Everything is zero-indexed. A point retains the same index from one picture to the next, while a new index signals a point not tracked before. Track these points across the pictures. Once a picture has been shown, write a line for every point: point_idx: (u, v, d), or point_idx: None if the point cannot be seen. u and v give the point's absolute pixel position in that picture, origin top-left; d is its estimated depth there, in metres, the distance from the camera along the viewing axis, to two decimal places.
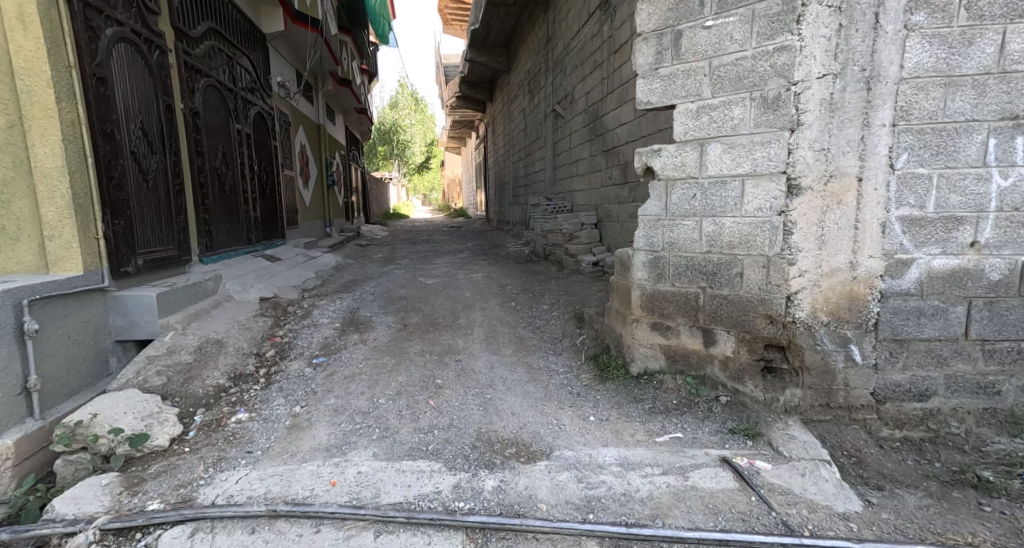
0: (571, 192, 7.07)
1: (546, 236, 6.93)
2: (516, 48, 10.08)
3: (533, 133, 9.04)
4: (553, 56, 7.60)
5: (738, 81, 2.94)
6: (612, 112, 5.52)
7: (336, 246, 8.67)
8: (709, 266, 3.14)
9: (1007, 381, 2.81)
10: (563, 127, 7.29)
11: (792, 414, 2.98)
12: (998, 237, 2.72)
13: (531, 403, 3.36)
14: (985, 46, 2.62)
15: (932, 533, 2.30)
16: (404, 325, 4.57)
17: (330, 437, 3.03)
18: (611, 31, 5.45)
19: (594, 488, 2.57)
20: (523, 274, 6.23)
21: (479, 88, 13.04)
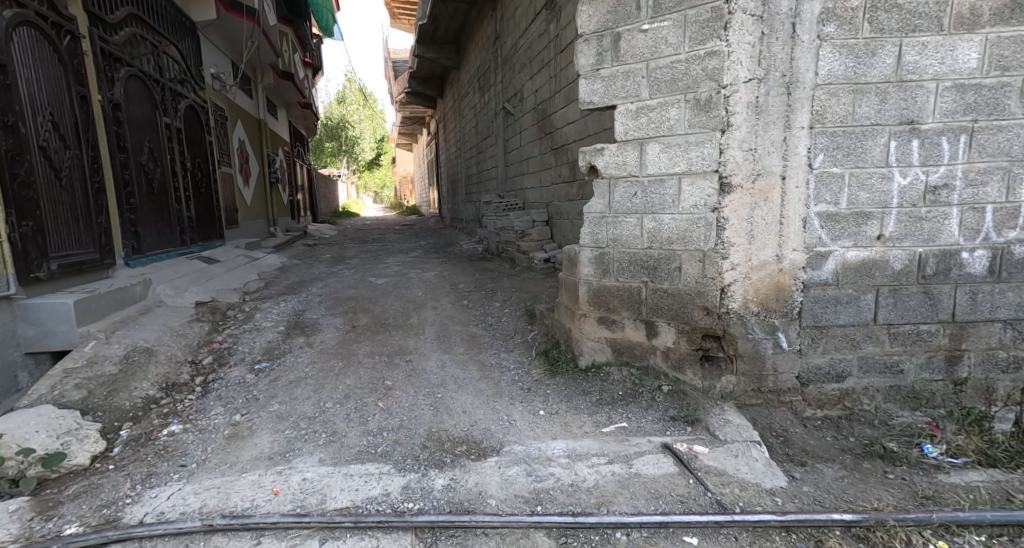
0: (522, 189, 7.16)
1: (498, 233, 7.00)
2: (465, 45, 10.09)
3: (482, 130, 9.10)
4: (501, 54, 7.66)
5: (673, 83, 3.10)
6: (559, 112, 5.65)
7: (282, 247, 8.46)
8: (650, 261, 3.29)
9: (909, 360, 3.09)
10: (513, 125, 7.37)
11: (727, 400, 3.19)
12: (900, 231, 2.99)
13: (481, 400, 3.42)
14: (886, 57, 2.87)
15: (845, 501, 2.51)
16: (353, 327, 4.54)
17: (272, 445, 2.99)
18: (557, 31, 5.57)
19: (542, 481, 2.66)
20: (475, 272, 6.27)
21: (428, 84, 12.94)
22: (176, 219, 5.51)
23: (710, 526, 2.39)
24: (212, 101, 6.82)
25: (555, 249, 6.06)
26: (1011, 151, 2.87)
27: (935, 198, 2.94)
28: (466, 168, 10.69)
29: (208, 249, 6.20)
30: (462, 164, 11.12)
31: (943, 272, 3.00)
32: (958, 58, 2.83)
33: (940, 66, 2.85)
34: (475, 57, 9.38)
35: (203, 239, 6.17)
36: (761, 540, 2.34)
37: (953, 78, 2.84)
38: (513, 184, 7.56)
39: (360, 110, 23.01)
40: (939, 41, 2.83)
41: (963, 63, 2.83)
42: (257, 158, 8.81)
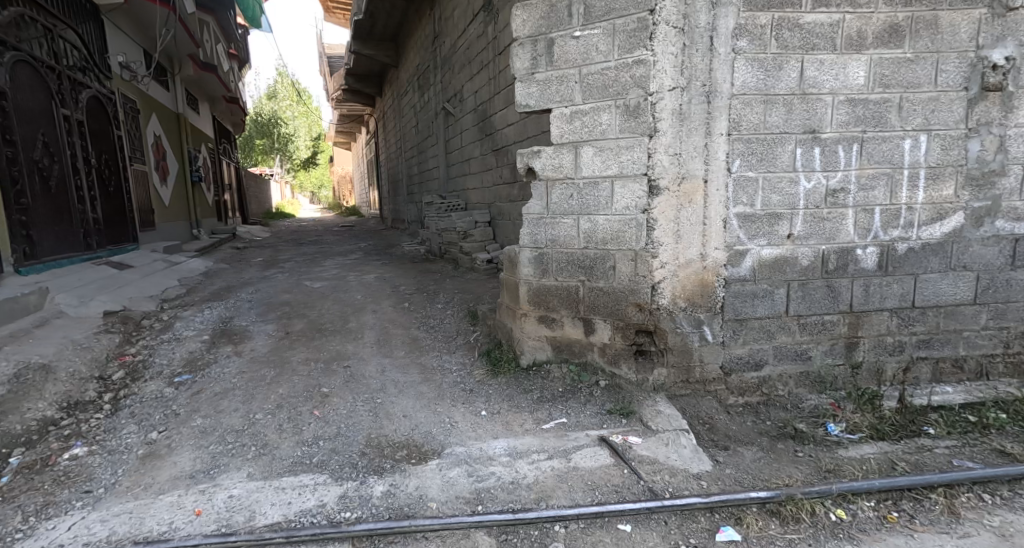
0: (464, 190, 7.21)
1: (441, 234, 7.03)
2: (403, 43, 10.00)
3: (423, 130, 9.06)
4: (441, 53, 7.66)
5: (604, 89, 3.24)
6: (499, 113, 5.74)
7: (208, 250, 8.10)
8: (586, 260, 3.42)
9: (816, 348, 3.39)
10: (453, 125, 7.42)
11: (660, 391, 3.37)
12: (807, 230, 3.27)
13: (423, 403, 3.46)
14: (790, 71, 3.13)
15: (762, 479, 2.74)
16: (286, 333, 4.45)
17: (194, 463, 2.90)
18: (494, 33, 5.66)
19: (483, 480, 2.74)
20: (418, 274, 6.29)
21: (365, 81, 12.70)
22: (79, 220, 5.20)
23: (642, 513, 2.53)
24: (121, 92, 6.44)
25: (497, 249, 6.16)
26: (893, 159, 3.22)
27: (835, 200, 3.24)
28: (407, 168, 10.60)
29: (121, 253, 5.87)
30: (403, 164, 11.02)
31: (843, 267, 3.31)
32: (849, 75, 3.13)
33: (835, 81, 3.14)
34: (413, 55, 9.31)
35: (114, 242, 5.85)
36: (688, 522, 2.50)
37: (845, 93, 3.15)
38: (454, 184, 7.60)
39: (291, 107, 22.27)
40: (833, 59, 3.12)
41: (853, 79, 3.14)
42: (176, 155, 8.39)
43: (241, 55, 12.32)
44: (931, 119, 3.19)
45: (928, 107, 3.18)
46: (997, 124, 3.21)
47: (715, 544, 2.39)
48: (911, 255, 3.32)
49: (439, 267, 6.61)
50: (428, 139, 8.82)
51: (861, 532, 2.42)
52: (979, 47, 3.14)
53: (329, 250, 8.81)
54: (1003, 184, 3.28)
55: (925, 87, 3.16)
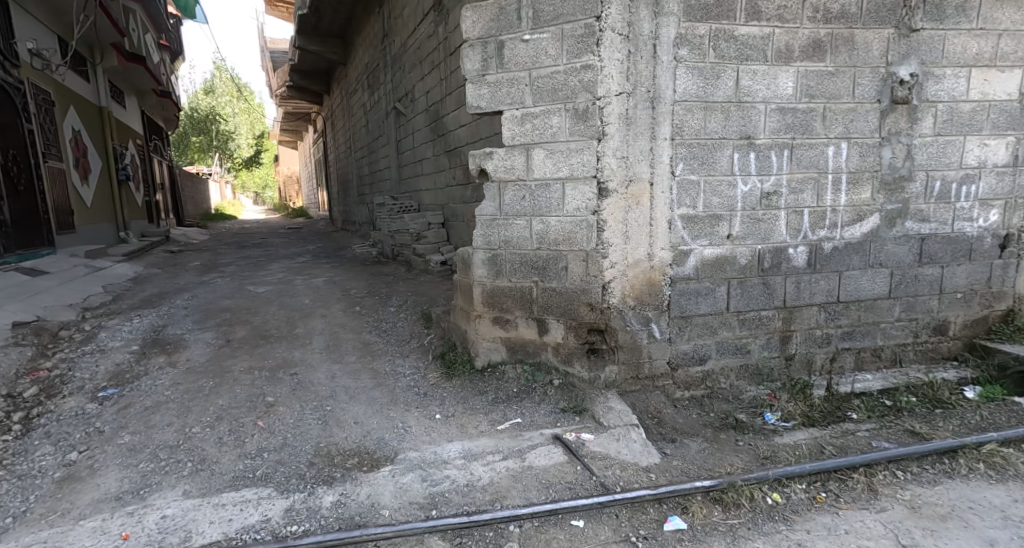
0: (416, 191, 7.18)
1: (393, 236, 6.98)
2: (352, 40, 9.83)
3: (373, 129, 8.95)
4: (391, 52, 7.58)
5: (554, 93, 3.28)
6: (451, 114, 5.74)
7: (138, 255, 7.74)
8: (539, 261, 3.47)
9: (753, 342, 3.58)
10: (404, 125, 7.37)
11: (611, 388, 3.47)
12: (744, 231, 3.45)
13: (375, 409, 3.45)
14: (727, 80, 3.29)
15: (706, 469, 2.88)
16: (226, 341, 4.33)
17: (121, 484, 2.77)
18: (445, 34, 5.65)
19: (437, 484, 2.76)
20: (369, 277, 6.22)
21: (313, 79, 12.39)
22: None
23: (595, 507, 2.61)
24: (31, 81, 6.05)
25: (451, 250, 6.19)
26: (819, 164, 3.44)
27: (769, 203, 3.44)
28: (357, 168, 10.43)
29: (30, 257, 5.61)
30: (353, 164, 10.84)
31: (777, 265, 3.52)
32: (779, 86, 3.33)
33: (767, 91, 3.33)
34: (362, 54, 9.15)
35: (21, 247, 5.61)
36: (637, 514, 2.60)
37: (776, 102, 3.34)
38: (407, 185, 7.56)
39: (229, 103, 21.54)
40: (765, 69, 3.30)
41: (782, 89, 3.34)
42: (98, 152, 7.97)
43: (173, 47, 11.78)
44: (850, 128, 3.44)
45: (847, 117, 3.42)
46: (905, 134, 3.50)
47: (664, 533, 2.50)
48: (835, 254, 3.56)
49: (391, 269, 6.56)
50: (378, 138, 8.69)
51: (794, 513, 2.58)
52: (888, 64, 3.41)
53: (274, 253, 8.57)
54: (912, 188, 3.57)
55: (845, 99, 3.40)
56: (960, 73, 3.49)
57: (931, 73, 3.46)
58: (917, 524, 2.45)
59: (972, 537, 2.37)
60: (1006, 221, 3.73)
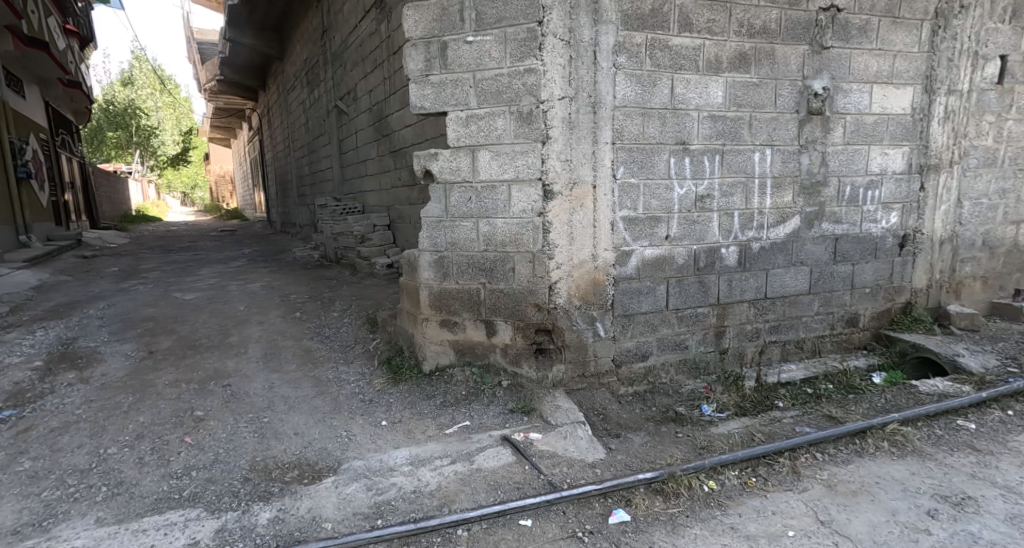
0: (360, 191, 7.07)
1: (336, 238, 6.85)
2: (290, 35, 9.55)
3: (315, 128, 8.73)
4: (332, 50, 7.42)
5: (498, 95, 3.32)
6: (395, 114, 5.68)
7: (43, 261, 7.24)
8: (486, 263, 3.50)
9: (691, 338, 3.75)
10: (347, 125, 7.23)
11: (558, 387, 3.55)
12: (682, 232, 3.61)
13: (317, 418, 3.39)
14: (663, 87, 3.42)
15: (648, 462, 2.99)
16: (148, 354, 4.15)
17: (20, 515, 2.57)
18: (388, 32, 5.58)
19: (383, 492, 2.73)
20: (311, 281, 6.08)
21: (250, 74, 11.95)
22: None
23: (542, 506, 2.66)
24: None
25: (397, 253, 6.16)
26: (746, 169, 3.66)
27: (704, 205, 3.62)
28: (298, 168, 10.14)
29: None
30: (293, 164, 10.53)
31: (711, 265, 3.70)
32: (710, 95, 3.51)
33: (699, 99, 3.49)
34: (302, 49, 8.91)
35: None
36: (584, 510, 2.67)
37: (708, 110, 3.52)
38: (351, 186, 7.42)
39: (155, 95, 20.70)
40: (697, 78, 3.46)
41: (713, 98, 3.51)
42: None
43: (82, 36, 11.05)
44: (773, 136, 3.66)
45: (770, 126, 3.65)
46: (821, 142, 3.76)
47: (608, 526, 2.58)
48: (762, 254, 3.79)
49: (335, 273, 6.44)
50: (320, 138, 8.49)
51: (728, 499, 2.73)
52: (804, 78, 3.66)
53: (205, 258, 8.22)
54: (827, 192, 3.85)
55: (768, 109, 3.63)
56: (864, 88, 3.79)
57: (841, 87, 3.74)
58: (833, 501, 2.65)
59: (878, 510, 2.57)
60: (904, 222, 4.08)
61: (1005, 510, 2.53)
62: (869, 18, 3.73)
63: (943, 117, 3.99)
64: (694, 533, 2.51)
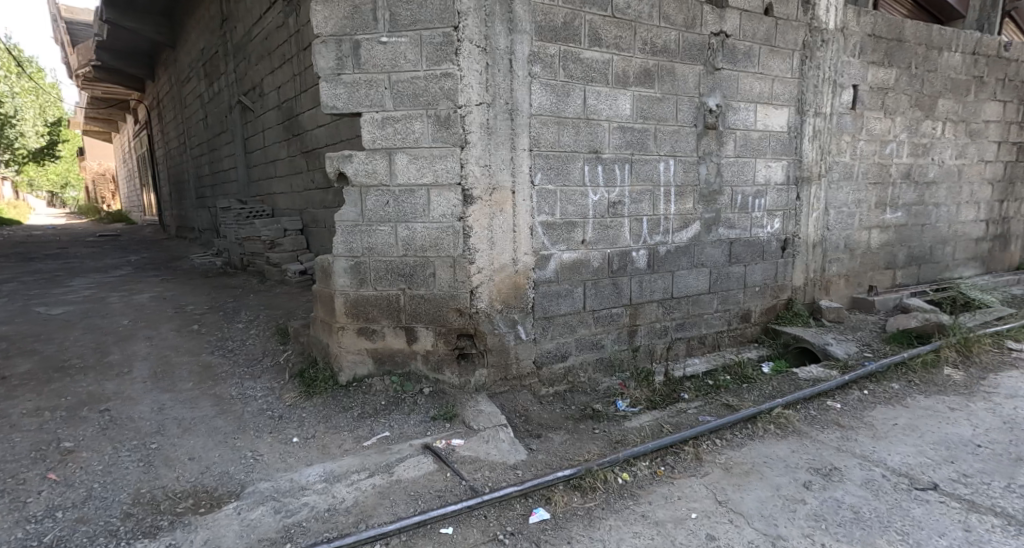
0: (269, 193, 6.67)
1: (241, 243, 6.41)
2: (183, 22, 8.82)
3: (214, 125, 8.12)
4: (234, 41, 6.95)
5: (414, 98, 3.29)
6: (306, 113, 5.43)
7: None
8: (406, 268, 3.44)
9: (606, 337, 3.93)
10: (253, 122, 6.80)
11: (481, 391, 3.56)
12: (596, 236, 3.77)
13: (217, 440, 3.15)
14: (576, 98, 3.56)
15: (567, 459, 3.08)
16: (3, 379, 3.64)
17: None
18: (297, 26, 5.31)
19: (294, 514, 2.60)
20: (212, 290, 5.65)
21: (135, 62, 10.89)
22: None
23: (464, 512, 2.66)
24: None
25: (310, 258, 5.88)
26: (653, 178, 3.91)
27: (616, 211, 3.81)
28: (196, 167, 9.38)
29: None
30: (189, 162, 9.73)
31: (623, 268, 3.90)
32: (619, 107, 3.70)
33: (609, 111, 3.67)
34: (198, 38, 8.26)
35: None
36: (504, 512, 2.70)
37: (617, 121, 3.71)
38: (258, 187, 6.98)
39: (8, 78, 17.77)
40: (607, 91, 3.65)
41: (622, 110, 3.71)
42: None
43: None
44: (675, 148, 3.95)
45: (672, 139, 3.92)
46: (715, 154, 4.10)
47: (529, 526, 2.62)
48: (668, 256, 4.06)
49: (239, 281, 6.03)
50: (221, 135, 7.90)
51: (639, 489, 2.88)
52: (701, 95, 3.98)
53: (78, 266, 7.36)
54: (722, 200, 4.20)
55: (671, 122, 3.90)
56: (750, 107, 4.19)
57: (731, 105, 4.10)
58: (729, 483, 2.89)
59: (766, 487, 2.84)
60: (785, 228, 4.55)
61: (863, 476, 2.90)
62: (752, 45, 4.13)
63: (811, 136, 4.51)
64: (609, 524, 2.62)
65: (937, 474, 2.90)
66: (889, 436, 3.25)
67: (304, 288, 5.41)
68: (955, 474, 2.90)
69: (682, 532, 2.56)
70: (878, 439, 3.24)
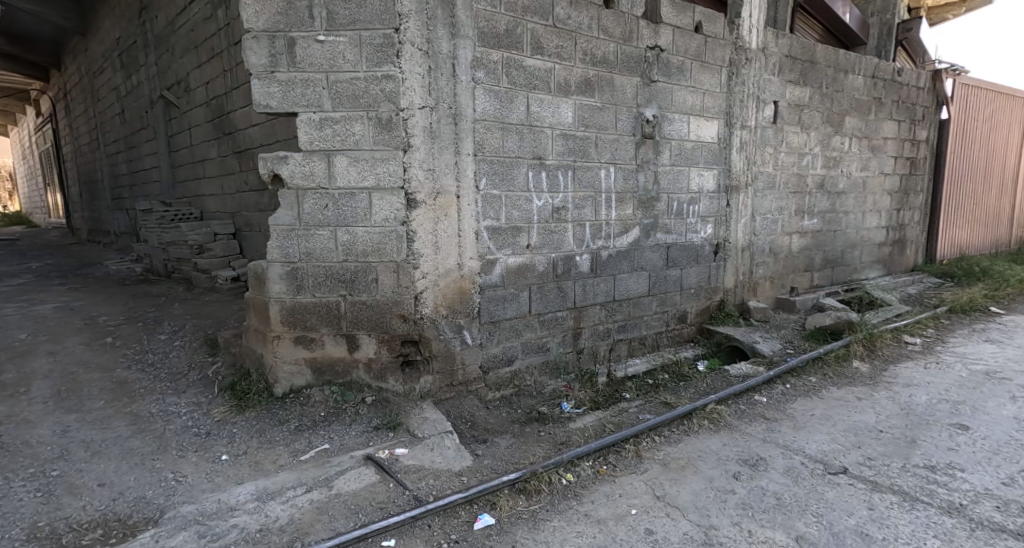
0: (197, 195, 6.26)
1: (165, 248, 5.97)
2: (93, 8, 8.12)
3: (132, 120, 7.52)
4: (154, 32, 6.48)
5: (355, 100, 3.21)
6: (237, 111, 5.13)
7: None
8: (346, 274, 3.33)
9: (551, 340, 3.99)
10: (177, 118, 6.35)
11: (427, 398, 3.51)
12: (541, 241, 3.82)
13: (133, 462, 2.90)
14: (519, 105, 3.60)
15: (513, 462, 3.09)
16: None
17: None
18: (227, 19, 5.01)
19: (221, 537, 2.43)
20: (129, 299, 5.22)
21: (37, 49, 9.93)
22: None
23: (408, 523, 2.59)
24: None
25: (243, 264, 5.55)
26: (594, 185, 4.02)
27: (559, 216, 3.88)
28: (110, 165, 8.65)
29: None
30: (102, 160, 8.96)
31: (567, 272, 3.98)
32: (561, 115, 3.79)
33: (552, 118, 3.75)
34: (111, 27, 7.63)
35: None
36: (449, 520, 2.66)
37: (560, 128, 3.79)
38: (183, 189, 6.53)
39: None
40: (549, 99, 3.72)
41: (564, 118, 3.80)
42: None
43: None
44: (615, 156, 4.09)
45: (612, 147, 4.06)
46: (653, 163, 4.29)
47: (474, 533, 2.60)
48: (610, 260, 4.19)
49: (162, 288, 5.60)
50: (140, 131, 7.32)
51: (582, 489, 2.94)
52: (639, 106, 4.15)
53: None
54: (659, 207, 4.39)
55: (611, 131, 4.04)
56: (683, 118, 4.42)
57: (666, 116, 4.30)
58: (666, 478, 3.01)
59: (700, 481, 2.97)
60: (716, 233, 4.82)
61: (785, 465, 3.11)
62: (684, 59, 4.35)
63: (738, 147, 4.81)
64: (553, 525, 2.65)
65: (847, 459, 3.17)
66: (808, 426, 3.52)
67: (236, 296, 5.10)
68: (861, 458, 3.17)
69: (623, 529, 2.63)
70: (798, 429, 3.49)
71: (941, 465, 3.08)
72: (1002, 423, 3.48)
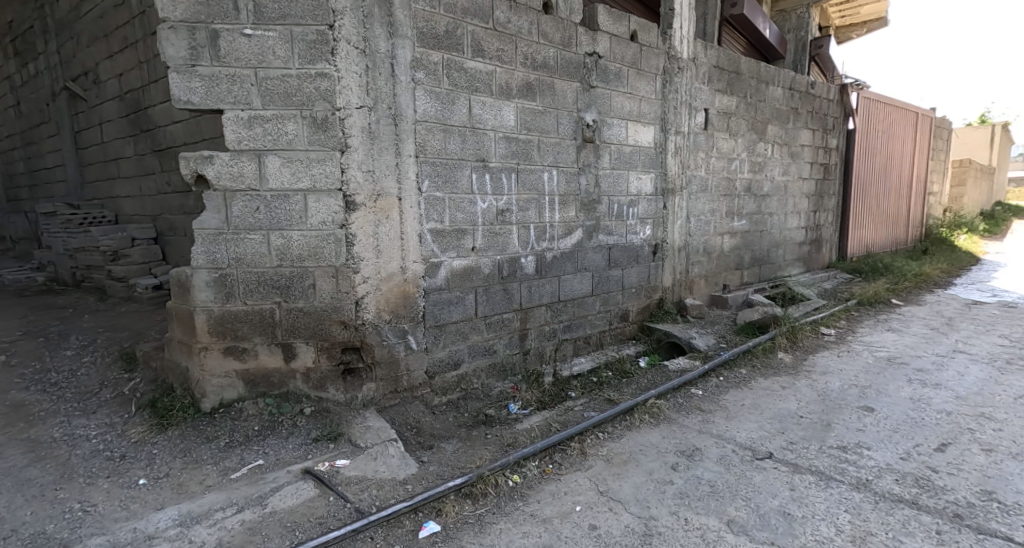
0: (110, 196, 5.75)
1: (73, 254, 5.45)
2: None
3: (29, 114, 6.80)
4: (54, 17, 5.89)
5: (287, 97, 3.05)
6: (155, 106, 4.76)
7: None
8: (281, 280, 3.16)
9: (497, 342, 3.98)
10: (84, 112, 5.81)
11: (370, 406, 3.40)
12: (485, 243, 3.81)
13: (32, 494, 2.60)
14: (461, 107, 3.57)
15: (459, 467, 3.05)
16: None
17: None
18: (141, 7, 4.63)
19: None
20: (30, 311, 4.71)
21: None
22: None
23: (349, 536, 2.49)
24: None
25: (166, 271, 5.15)
26: (537, 187, 4.06)
27: (504, 218, 3.89)
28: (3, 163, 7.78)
29: None
30: None
31: (512, 274, 3.99)
32: (503, 118, 3.79)
33: (494, 121, 3.75)
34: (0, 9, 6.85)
35: None
36: (393, 530, 2.58)
37: (503, 131, 3.80)
38: (93, 190, 5.98)
39: None
40: (491, 101, 3.71)
41: (506, 121, 3.81)
42: None
43: None
44: (558, 159, 4.15)
45: (554, 149, 4.12)
46: (593, 166, 4.39)
47: (419, 542, 2.54)
48: (554, 262, 4.25)
49: (69, 299, 5.10)
50: (39, 126, 6.63)
51: (529, 489, 2.95)
52: (579, 111, 4.24)
53: None
54: (600, 209, 4.50)
55: (553, 134, 4.10)
56: (621, 123, 4.56)
57: (605, 120, 4.42)
58: (609, 473, 3.08)
59: (641, 474, 3.07)
60: (654, 234, 5.01)
61: (718, 454, 3.27)
62: (620, 66, 4.49)
63: (673, 152, 5.02)
64: (500, 528, 2.64)
65: (773, 444, 3.38)
66: (738, 416, 3.72)
67: (158, 305, 4.72)
68: (785, 442, 3.40)
69: (568, 526, 2.66)
70: (729, 419, 3.69)
71: (851, 444, 3.35)
72: (903, 404, 3.84)
